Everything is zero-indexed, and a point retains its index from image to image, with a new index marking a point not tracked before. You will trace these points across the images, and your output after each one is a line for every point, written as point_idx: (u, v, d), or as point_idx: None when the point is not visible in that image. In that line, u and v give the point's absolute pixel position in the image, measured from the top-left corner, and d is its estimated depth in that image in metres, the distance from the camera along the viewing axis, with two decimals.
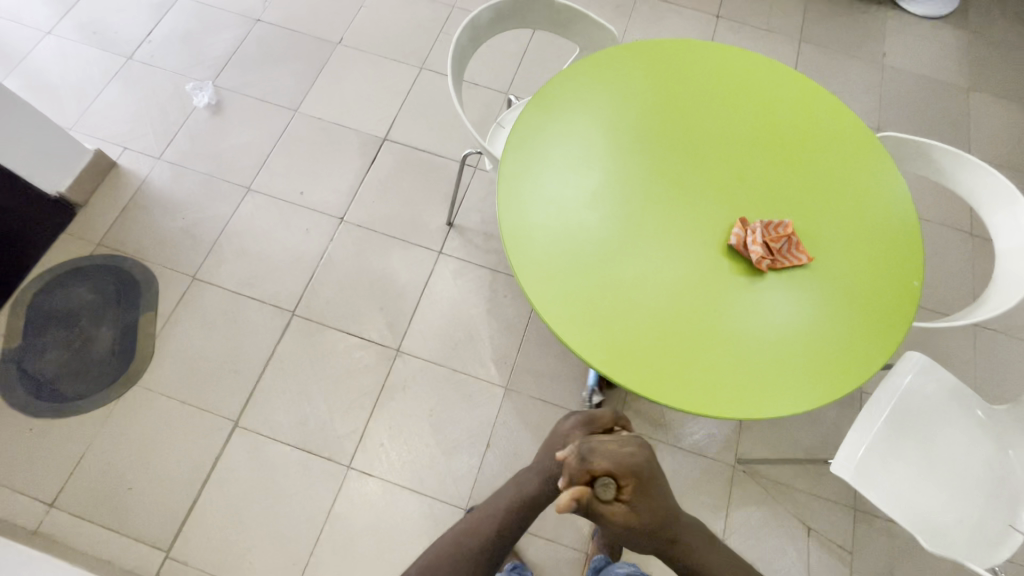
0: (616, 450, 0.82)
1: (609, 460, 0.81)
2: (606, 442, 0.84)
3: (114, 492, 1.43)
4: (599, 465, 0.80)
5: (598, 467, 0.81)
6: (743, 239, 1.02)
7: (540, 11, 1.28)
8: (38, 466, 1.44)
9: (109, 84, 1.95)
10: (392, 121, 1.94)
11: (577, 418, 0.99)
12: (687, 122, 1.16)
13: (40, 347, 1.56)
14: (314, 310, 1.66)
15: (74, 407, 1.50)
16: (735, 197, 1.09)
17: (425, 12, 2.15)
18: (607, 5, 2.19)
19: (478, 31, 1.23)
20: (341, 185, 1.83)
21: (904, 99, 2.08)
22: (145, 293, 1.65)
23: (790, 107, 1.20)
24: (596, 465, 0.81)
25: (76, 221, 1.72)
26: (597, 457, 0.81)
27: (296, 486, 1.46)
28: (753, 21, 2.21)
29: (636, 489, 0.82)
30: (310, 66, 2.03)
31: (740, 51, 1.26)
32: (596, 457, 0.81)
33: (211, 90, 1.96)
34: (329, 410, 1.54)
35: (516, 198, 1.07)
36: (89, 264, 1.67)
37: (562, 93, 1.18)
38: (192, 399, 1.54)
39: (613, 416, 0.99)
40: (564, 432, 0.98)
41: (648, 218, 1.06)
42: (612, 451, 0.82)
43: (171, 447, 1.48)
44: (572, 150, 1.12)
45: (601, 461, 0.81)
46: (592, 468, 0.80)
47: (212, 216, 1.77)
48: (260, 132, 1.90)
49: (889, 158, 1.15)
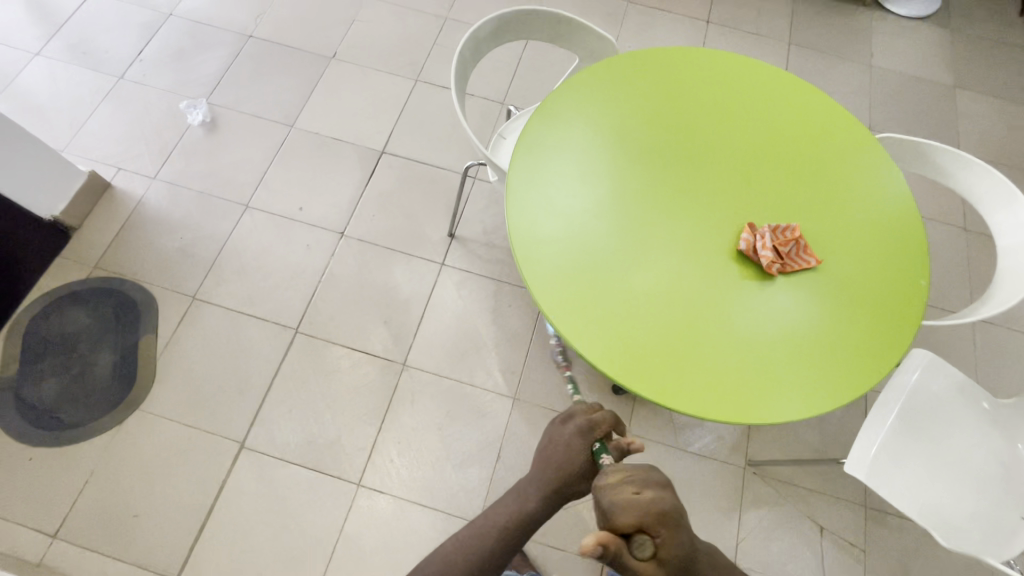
0: (645, 492, 0.66)
1: (638, 510, 0.64)
2: (630, 484, 0.68)
3: (119, 520, 1.40)
4: (627, 518, 0.64)
5: (627, 520, 0.64)
6: (753, 243, 1.03)
7: (540, 22, 1.29)
8: (39, 497, 1.40)
9: (101, 104, 1.93)
10: (389, 134, 1.94)
11: (579, 422, 0.89)
12: (690, 129, 1.17)
13: (38, 374, 1.53)
14: (318, 327, 1.64)
15: (75, 434, 1.47)
16: (742, 202, 1.10)
17: (418, 24, 2.16)
18: (599, 13, 2.21)
19: (480, 44, 1.24)
20: (340, 199, 1.82)
21: (893, 98, 2.11)
22: (144, 315, 1.62)
23: (791, 111, 1.21)
24: (622, 518, 0.64)
25: (72, 245, 1.69)
26: (623, 508, 0.65)
27: (306, 506, 1.44)
28: (742, 26, 2.25)
29: (675, 541, 0.65)
30: (305, 81, 2.02)
31: (739, 58, 1.28)
32: (623, 507, 0.65)
33: (205, 107, 1.95)
34: (337, 427, 1.53)
35: (525, 209, 1.07)
36: (85, 287, 1.64)
37: (566, 103, 1.19)
38: (196, 422, 1.51)
39: (613, 418, 0.90)
40: (564, 439, 0.89)
41: (657, 226, 1.06)
42: (641, 498, 0.65)
43: (176, 472, 1.45)
44: (579, 160, 1.12)
45: (627, 513, 0.64)
46: (619, 522, 0.64)
47: (210, 234, 1.75)
48: (256, 149, 1.89)
49: (890, 159, 1.17)
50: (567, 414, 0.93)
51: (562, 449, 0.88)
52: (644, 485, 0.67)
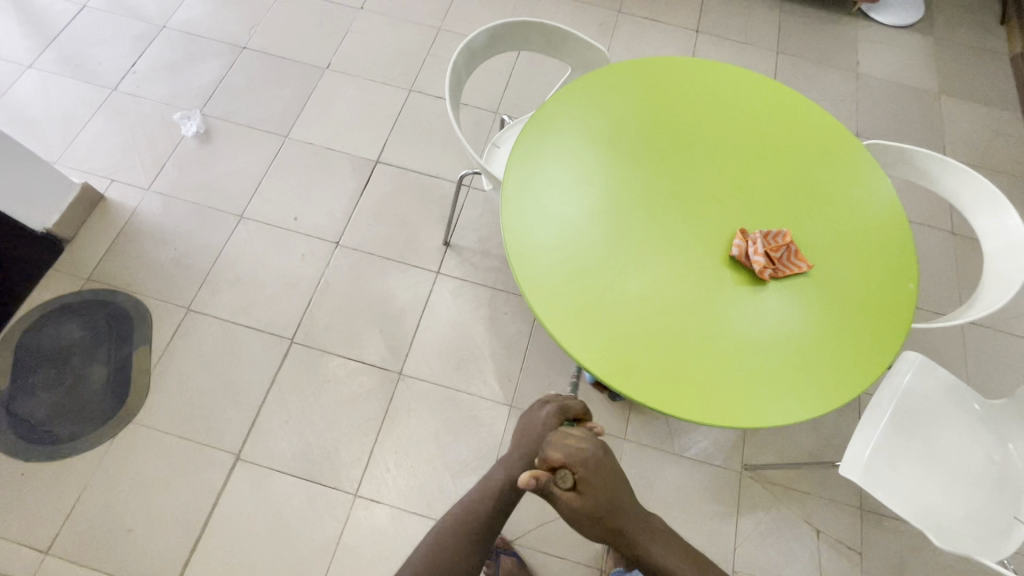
0: (573, 440, 0.84)
1: (564, 449, 0.83)
2: (565, 434, 0.86)
3: (112, 535, 1.38)
4: (554, 455, 0.82)
5: (554, 456, 0.82)
6: (744, 249, 1.04)
7: (533, 33, 1.31)
8: (31, 512, 1.39)
9: (93, 116, 1.93)
10: (383, 143, 1.95)
11: (554, 405, 1.00)
12: (680, 137, 1.19)
13: (30, 387, 1.51)
14: (313, 337, 1.64)
15: (67, 448, 1.45)
16: (733, 209, 1.11)
17: (412, 35, 2.18)
18: (590, 23, 2.24)
19: (473, 55, 1.25)
20: (335, 209, 1.83)
21: (879, 104, 2.15)
22: (138, 326, 1.61)
23: (779, 119, 1.23)
24: (552, 455, 0.82)
25: (64, 257, 1.68)
26: (553, 448, 0.83)
27: (302, 518, 1.43)
28: (731, 35, 2.28)
29: (592, 480, 0.82)
30: (299, 92, 2.03)
31: (728, 67, 1.30)
32: (553, 447, 0.83)
33: (199, 118, 1.95)
34: (333, 437, 1.52)
35: (519, 217, 1.08)
36: (78, 299, 1.63)
37: (559, 112, 1.21)
38: (191, 434, 1.50)
39: (583, 407, 1.02)
40: (540, 419, 0.99)
41: (649, 233, 1.08)
42: (569, 442, 0.84)
43: (171, 484, 1.44)
44: (571, 168, 1.14)
45: (557, 451, 0.82)
46: (549, 459, 0.82)
47: (205, 245, 1.74)
48: (251, 159, 1.89)
49: (877, 165, 1.19)
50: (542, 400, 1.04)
51: (537, 427, 0.99)
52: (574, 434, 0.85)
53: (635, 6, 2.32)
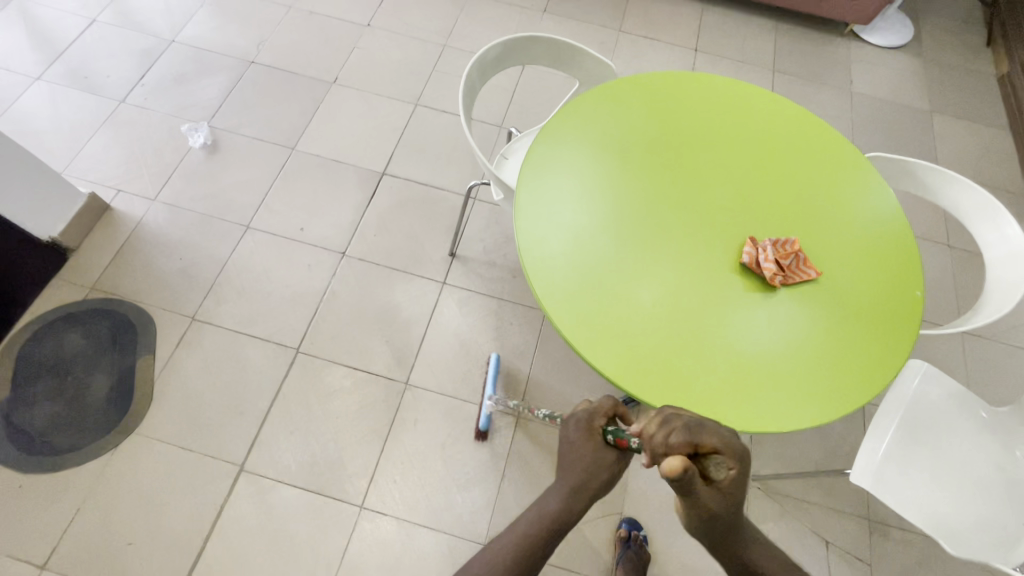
0: (721, 427, 0.70)
1: (717, 433, 0.69)
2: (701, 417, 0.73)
3: (112, 549, 1.35)
4: (710, 441, 0.68)
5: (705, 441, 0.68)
6: (755, 257, 1.06)
7: (542, 49, 1.34)
8: (29, 525, 1.35)
9: (100, 128, 1.94)
10: (389, 156, 1.97)
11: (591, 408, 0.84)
12: (688, 148, 1.21)
13: (31, 398, 1.49)
14: (319, 347, 1.63)
15: (67, 459, 1.43)
16: (742, 217, 1.13)
17: (417, 51, 2.22)
18: (592, 41, 2.30)
19: (485, 68, 1.28)
20: (341, 219, 1.83)
21: (873, 121, 2.21)
22: (142, 337, 1.60)
23: (783, 132, 1.27)
24: (705, 440, 0.68)
25: (68, 266, 1.68)
26: (706, 432, 0.69)
27: (307, 530, 1.40)
28: (728, 54, 2.35)
29: (744, 475, 0.69)
30: (306, 105, 2.05)
31: (732, 81, 1.34)
32: (705, 430, 0.69)
33: (206, 130, 1.97)
34: (339, 448, 1.50)
35: (532, 226, 1.09)
36: (82, 309, 1.62)
37: (569, 124, 1.23)
38: (194, 445, 1.48)
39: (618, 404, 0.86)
40: (578, 432, 0.83)
41: (660, 240, 1.10)
42: (715, 425, 0.71)
43: (172, 497, 1.41)
44: (582, 178, 1.16)
45: (710, 435, 0.69)
46: (701, 442, 0.68)
47: (211, 255, 1.74)
48: (259, 171, 1.90)
49: (879, 176, 1.23)
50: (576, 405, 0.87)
51: (578, 441, 0.82)
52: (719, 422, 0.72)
53: (634, 25, 2.38)
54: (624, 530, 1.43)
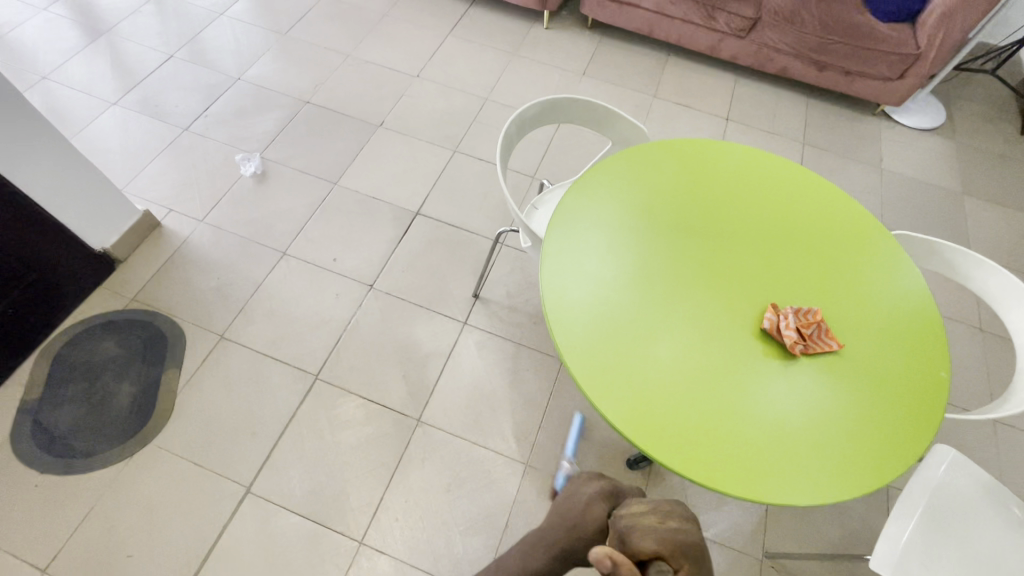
0: (660, 525, 0.74)
1: (653, 538, 0.72)
2: (650, 520, 0.76)
3: (111, 560, 1.35)
4: (646, 544, 0.71)
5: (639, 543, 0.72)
6: (776, 323, 1.06)
7: (579, 109, 1.41)
8: (37, 526, 1.38)
9: (163, 151, 2.09)
10: (424, 197, 2.06)
11: (598, 484, 0.93)
12: (715, 214, 1.25)
13: (59, 399, 1.55)
14: (338, 375, 1.66)
15: (84, 463, 1.46)
16: (765, 284, 1.15)
17: (460, 102, 2.36)
18: (626, 104, 2.41)
19: (524, 123, 1.34)
20: (372, 253, 1.91)
21: (902, 199, 2.22)
22: (171, 349, 1.66)
23: (810, 206, 1.29)
24: (639, 545, 0.72)
25: (114, 276, 1.77)
26: (638, 537, 0.73)
27: (304, 561, 1.39)
28: (759, 124, 2.42)
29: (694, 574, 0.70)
30: (353, 144, 2.18)
31: (762, 154, 1.38)
32: (641, 537, 0.73)
33: (258, 160, 2.10)
34: (346, 479, 1.50)
35: (557, 275, 1.13)
36: (120, 318, 1.70)
37: (601, 180, 1.29)
38: (205, 462, 1.50)
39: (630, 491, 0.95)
40: (582, 496, 0.91)
41: (683, 298, 1.11)
42: (659, 529, 0.74)
43: (177, 512, 1.42)
44: (608, 232, 1.20)
45: (649, 539, 0.72)
46: (639, 549, 0.71)
47: (246, 277, 1.82)
48: (302, 201, 2.01)
49: (904, 254, 1.23)
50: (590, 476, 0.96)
51: (578, 506, 0.90)
52: (660, 520, 0.76)
53: (669, 92, 2.49)
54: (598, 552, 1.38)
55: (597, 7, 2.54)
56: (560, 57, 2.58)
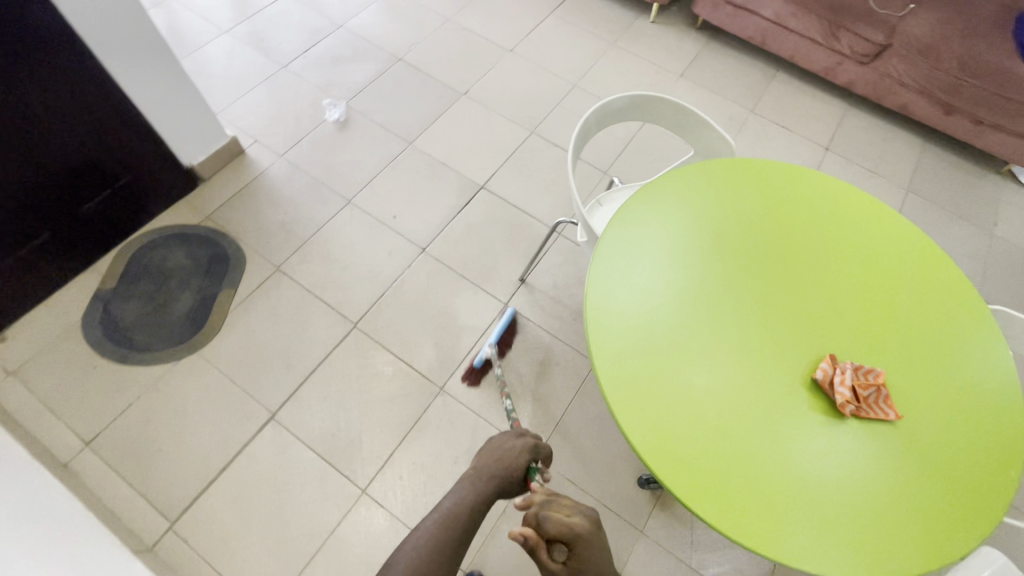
0: (567, 517, 0.77)
1: (562, 524, 0.76)
2: (561, 505, 0.79)
3: (144, 449, 1.48)
4: (549, 529, 0.76)
5: (544, 520, 0.77)
6: (830, 376, 0.98)
7: (666, 111, 1.33)
8: (90, 403, 1.52)
9: (260, 84, 2.19)
10: (492, 172, 2.05)
11: (526, 441, 0.98)
12: (788, 247, 1.16)
13: (128, 295, 1.68)
14: (374, 328, 1.71)
15: (137, 357, 1.59)
16: (827, 332, 1.06)
17: (548, 84, 2.32)
18: (719, 114, 2.28)
19: (607, 115, 1.29)
20: (431, 218, 1.93)
21: (1010, 271, 1.99)
22: (231, 271, 1.76)
23: (898, 258, 1.17)
24: (547, 527, 0.76)
25: (195, 193, 1.89)
26: (546, 520, 0.76)
27: (308, 495, 1.45)
28: (861, 161, 2.22)
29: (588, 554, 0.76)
30: (434, 107, 2.20)
31: (855, 192, 1.26)
32: (550, 522, 0.76)
33: (343, 108, 2.15)
34: (362, 428, 1.55)
35: (605, 277, 1.09)
36: (193, 233, 1.81)
37: (673, 189, 1.22)
38: (240, 382, 1.59)
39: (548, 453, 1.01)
40: (511, 448, 0.95)
41: (734, 329, 1.05)
42: (564, 518, 0.77)
43: (207, 421, 1.53)
44: (668, 244, 1.14)
45: (552, 525, 0.76)
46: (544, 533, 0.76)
47: (310, 217, 1.89)
48: (375, 155, 2.05)
49: (999, 335, 1.09)
50: (517, 431, 1.00)
51: (504, 458, 0.94)
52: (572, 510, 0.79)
53: (768, 110, 2.33)
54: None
55: (711, 8, 2.40)
56: (660, 54, 2.47)
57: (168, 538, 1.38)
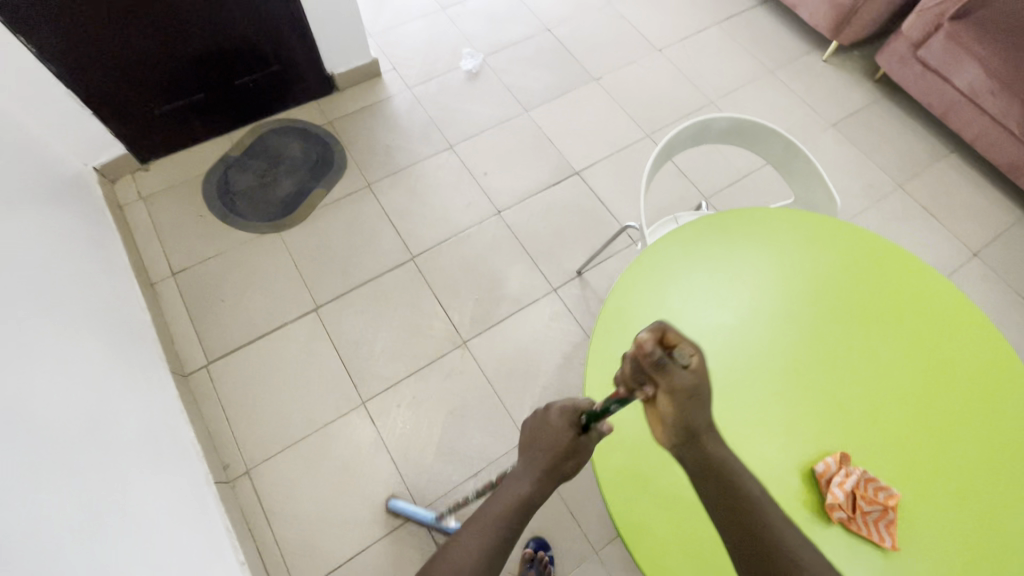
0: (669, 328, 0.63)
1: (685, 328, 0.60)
2: None
3: (211, 295, 1.71)
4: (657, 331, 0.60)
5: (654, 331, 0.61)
6: (831, 473, 0.88)
7: (776, 146, 1.23)
8: (187, 244, 1.78)
9: (416, 19, 2.33)
10: (592, 162, 2.03)
11: (565, 406, 0.78)
12: (849, 332, 1.02)
13: (245, 166, 1.92)
14: (428, 266, 1.80)
15: (233, 219, 1.82)
16: (853, 434, 0.94)
17: (684, 93, 2.22)
18: (859, 179, 2.05)
19: (707, 132, 1.22)
20: (518, 186, 1.96)
21: None
22: (330, 174, 1.93)
23: (977, 383, 0.99)
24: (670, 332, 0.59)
25: (328, 99, 2.09)
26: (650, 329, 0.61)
27: (318, 386, 1.60)
28: (1013, 281, 1.89)
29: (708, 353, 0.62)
30: (562, 84, 2.21)
31: (959, 296, 1.07)
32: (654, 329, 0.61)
33: (479, 61, 2.24)
34: (383, 348, 1.66)
35: (637, 286, 1.04)
36: (314, 132, 2.01)
37: (748, 223, 1.12)
38: (302, 270, 1.76)
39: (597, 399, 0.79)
40: (554, 426, 0.77)
41: (748, 391, 0.96)
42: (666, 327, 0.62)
43: (265, 292, 1.72)
44: (717, 277, 1.06)
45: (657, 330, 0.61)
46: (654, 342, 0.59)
47: (413, 150, 2.01)
48: (490, 112, 2.12)
49: None
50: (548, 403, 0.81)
51: (544, 437, 0.77)
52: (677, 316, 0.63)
53: (921, 191, 2.05)
54: (530, 549, 1.40)
55: (897, 62, 2.13)
56: (819, 96, 2.25)
57: (201, 373, 1.60)
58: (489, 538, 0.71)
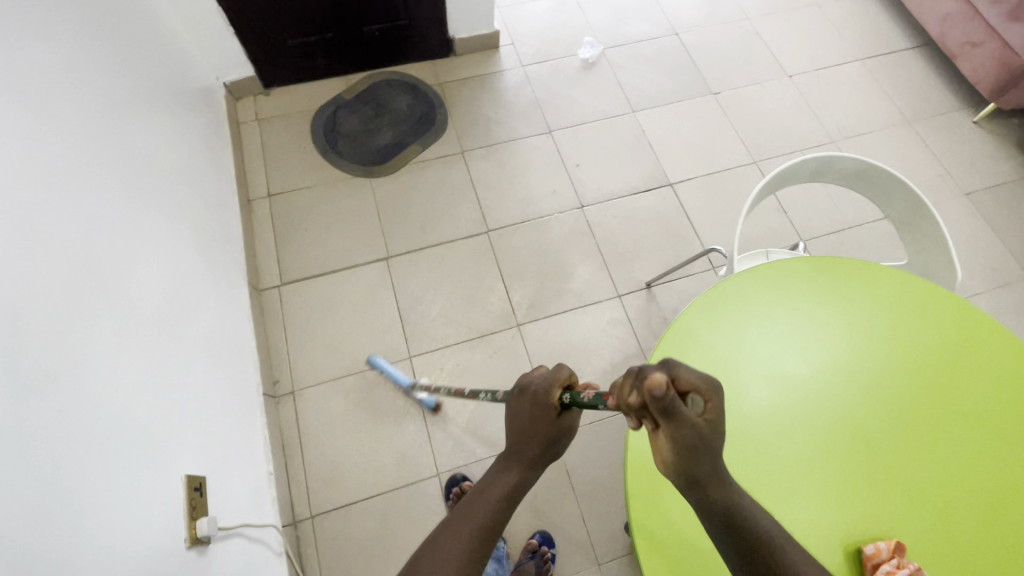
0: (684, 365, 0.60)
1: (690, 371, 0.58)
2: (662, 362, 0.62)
3: (297, 223, 1.81)
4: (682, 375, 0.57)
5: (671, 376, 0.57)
6: (880, 559, 0.80)
7: (904, 202, 1.12)
8: (286, 171, 1.89)
9: None
10: (689, 177, 1.95)
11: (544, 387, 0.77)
12: (938, 420, 0.92)
13: (354, 110, 2.00)
14: (500, 243, 1.81)
15: (332, 157, 1.91)
16: (912, 525, 0.86)
17: (805, 127, 2.08)
18: (981, 259, 1.85)
19: (829, 170, 1.13)
20: (607, 185, 1.92)
21: None
22: (429, 134, 1.98)
23: None
24: (679, 373, 0.58)
25: (443, 61, 2.12)
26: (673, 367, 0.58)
27: (372, 331, 1.66)
28: None
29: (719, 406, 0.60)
30: (677, 92, 2.13)
31: None
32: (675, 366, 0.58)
33: (598, 52, 2.19)
34: (440, 311, 1.70)
35: (715, 312, 0.99)
36: (423, 91, 2.06)
37: (851, 276, 1.04)
38: (382, 218, 1.83)
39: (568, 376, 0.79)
40: (537, 411, 0.76)
41: (806, 448, 0.90)
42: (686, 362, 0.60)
43: (345, 231, 1.80)
44: (802, 324, 0.99)
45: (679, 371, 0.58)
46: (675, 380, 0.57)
47: (512, 127, 2.02)
48: (597, 105, 2.08)
49: None
50: (522, 384, 0.80)
51: (526, 420, 0.76)
52: None
53: None
54: (535, 541, 1.40)
55: None
56: (958, 159, 2.04)
57: (273, 292, 1.70)
58: (470, 528, 0.68)
